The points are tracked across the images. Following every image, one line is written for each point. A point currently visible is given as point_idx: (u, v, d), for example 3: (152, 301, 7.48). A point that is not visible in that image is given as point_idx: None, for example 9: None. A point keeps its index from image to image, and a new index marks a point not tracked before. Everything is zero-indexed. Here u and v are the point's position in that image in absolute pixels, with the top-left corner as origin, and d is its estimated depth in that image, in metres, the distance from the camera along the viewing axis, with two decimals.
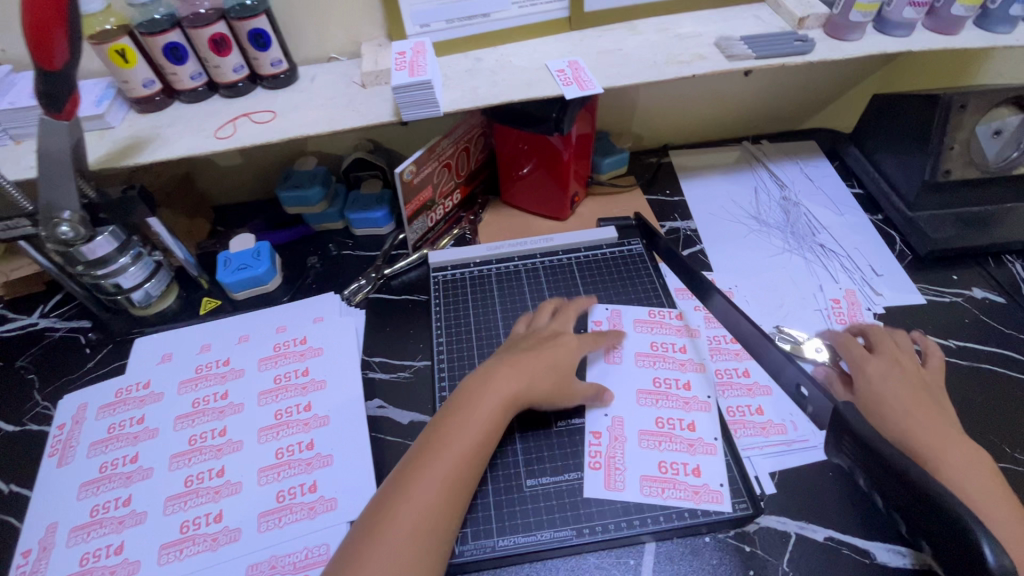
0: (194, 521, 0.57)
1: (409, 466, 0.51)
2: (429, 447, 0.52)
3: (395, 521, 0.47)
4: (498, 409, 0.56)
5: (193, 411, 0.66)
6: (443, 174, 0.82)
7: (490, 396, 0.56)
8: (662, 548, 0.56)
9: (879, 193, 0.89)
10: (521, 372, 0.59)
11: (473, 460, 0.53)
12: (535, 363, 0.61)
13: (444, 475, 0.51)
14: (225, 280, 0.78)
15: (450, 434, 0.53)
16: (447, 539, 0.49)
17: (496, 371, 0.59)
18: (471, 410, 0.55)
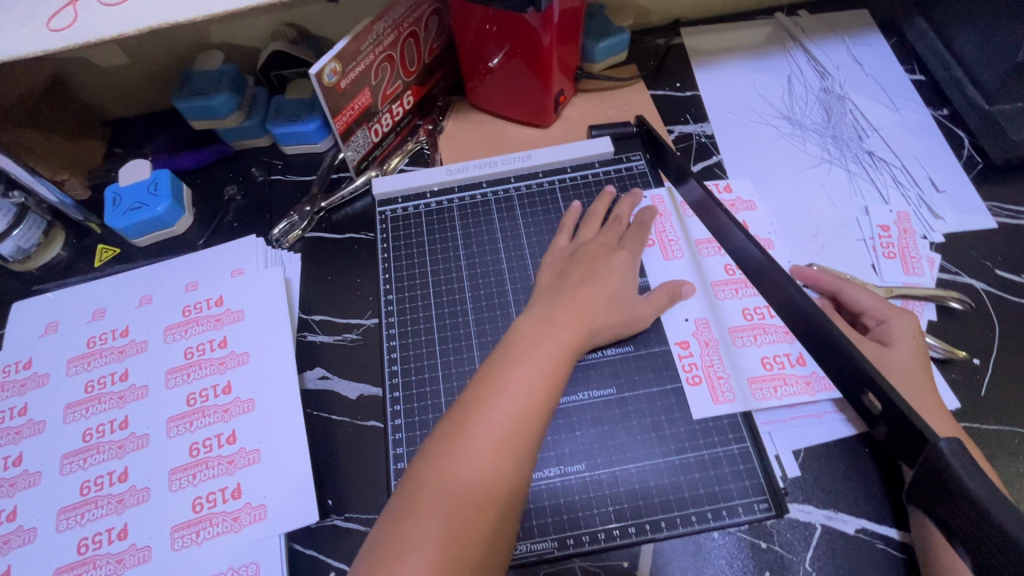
0: (94, 539, 0.47)
1: (429, 467, 0.40)
2: (452, 443, 0.41)
3: (412, 544, 0.37)
4: (538, 390, 0.43)
5: (86, 398, 0.53)
6: (384, 71, 0.62)
7: (523, 372, 0.43)
8: (662, 552, 0.45)
9: (948, 79, 0.69)
10: (553, 337, 0.45)
11: (513, 458, 0.40)
12: (559, 327, 0.46)
13: (476, 481, 0.39)
14: (117, 224, 0.62)
15: (478, 425, 0.41)
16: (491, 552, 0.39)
17: (524, 337, 0.46)
18: (499, 392, 0.42)
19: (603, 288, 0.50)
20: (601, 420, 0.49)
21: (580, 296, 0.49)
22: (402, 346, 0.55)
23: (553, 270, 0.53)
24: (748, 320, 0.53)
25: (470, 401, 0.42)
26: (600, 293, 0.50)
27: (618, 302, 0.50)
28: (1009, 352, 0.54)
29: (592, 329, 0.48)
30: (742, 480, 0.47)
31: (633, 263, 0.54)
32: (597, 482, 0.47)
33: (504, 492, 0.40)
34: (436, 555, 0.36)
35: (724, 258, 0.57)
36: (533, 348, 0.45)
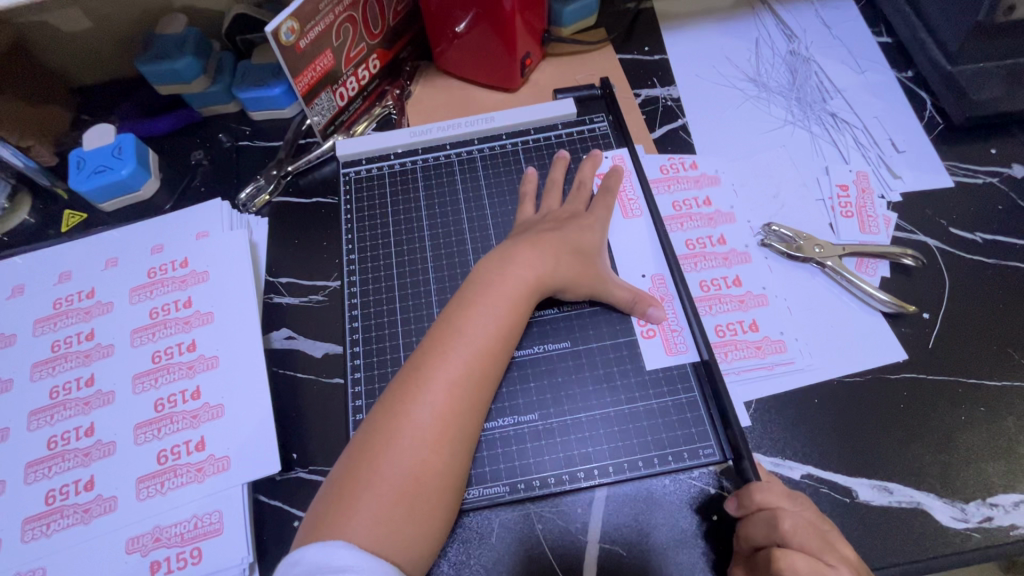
0: (61, 490, 0.48)
1: (389, 409, 0.41)
2: (410, 385, 0.42)
3: (373, 480, 0.39)
4: (492, 335, 0.45)
5: (53, 356, 0.54)
6: (347, 32, 0.62)
7: (478, 319, 0.45)
8: (614, 494, 0.47)
9: (913, 41, 0.69)
10: (508, 285, 0.47)
11: (469, 398, 0.42)
12: (510, 274, 0.48)
13: (434, 421, 0.41)
14: (81, 188, 0.62)
15: (435, 368, 0.43)
16: (451, 484, 0.41)
17: (479, 287, 0.47)
18: (456, 336, 0.44)
19: (557, 243, 0.51)
20: (555, 372, 0.50)
21: (537, 250, 0.50)
22: (364, 305, 0.56)
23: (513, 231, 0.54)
24: (705, 291, 0.56)
25: (427, 347, 0.44)
26: (557, 248, 0.51)
27: (578, 257, 0.51)
28: (959, 307, 0.55)
29: (554, 283, 0.49)
30: (690, 427, 0.48)
31: (591, 221, 0.54)
32: (548, 430, 0.48)
33: (460, 429, 0.42)
34: (397, 489, 0.39)
35: (686, 234, 0.59)
36: (488, 295, 0.46)
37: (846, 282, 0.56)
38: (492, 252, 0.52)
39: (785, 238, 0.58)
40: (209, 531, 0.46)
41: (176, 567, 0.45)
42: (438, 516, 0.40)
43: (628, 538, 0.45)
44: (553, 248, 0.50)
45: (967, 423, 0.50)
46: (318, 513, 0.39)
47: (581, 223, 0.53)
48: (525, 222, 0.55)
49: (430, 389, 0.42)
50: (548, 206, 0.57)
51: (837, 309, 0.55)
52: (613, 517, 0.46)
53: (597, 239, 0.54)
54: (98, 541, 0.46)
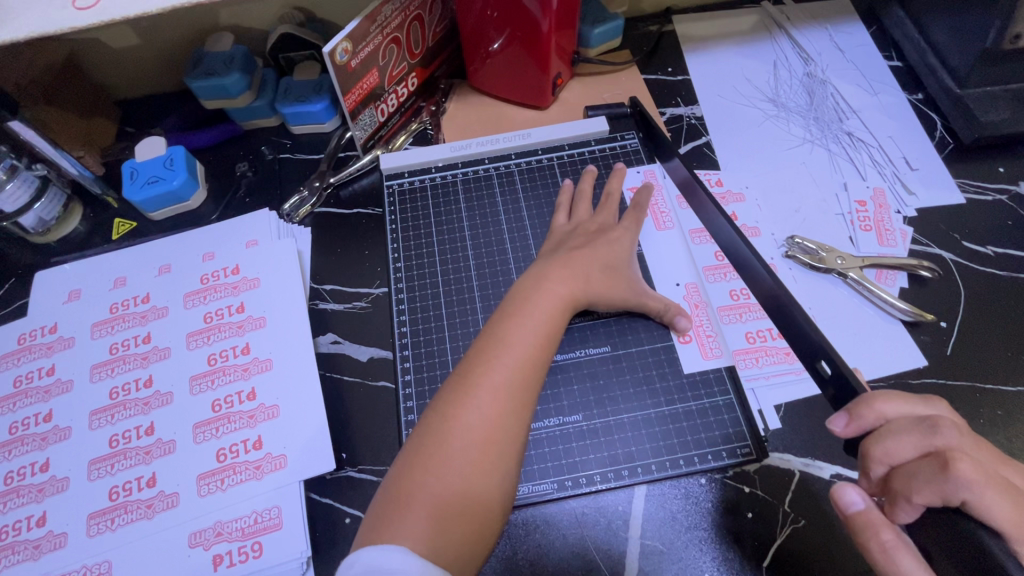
0: (124, 487, 0.50)
1: (439, 415, 0.43)
2: (458, 392, 0.44)
3: (425, 485, 0.40)
4: (535, 344, 0.46)
5: (111, 358, 0.56)
6: (392, 52, 0.65)
7: (521, 327, 0.46)
8: (655, 491, 0.49)
9: (923, 66, 0.73)
10: (547, 296, 0.49)
11: (515, 404, 0.43)
12: (552, 284, 0.50)
13: (483, 427, 0.42)
14: (134, 197, 0.64)
15: (482, 375, 0.44)
16: (500, 490, 0.42)
17: (521, 298, 0.49)
18: (501, 345, 0.45)
19: (595, 255, 0.53)
20: (596, 375, 0.53)
21: (573, 264, 0.52)
22: (411, 310, 0.59)
23: (548, 245, 0.57)
24: (735, 300, 0.57)
25: (473, 356, 0.46)
26: (596, 258, 0.53)
27: (614, 268, 0.54)
28: (974, 317, 0.58)
29: (593, 295, 0.52)
30: (725, 427, 0.51)
31: (629, 235, 0.57)
32: (592, 430, 0.51)
33: (508, 436, 0.43)
34: (447, 493, 0.40)
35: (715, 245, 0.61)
36: (529, 306, 0.48)
37: (867, 291, 0.59)
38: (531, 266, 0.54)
39: (809, 250, 0.61)
40: (269, 526, 0.49)
41: (238, 561, 0.47)
42: (487, 521, 0.41)
43: (671, 535, 0.47)
44: (586, 263, 0.52)
45: (986, 426, 0.53)
46: (373, 516, 0.40)
47: (622, 239, 0.56)
48: (557, 232, 0.58)
49: (479, 396, 0.43)
50: (579, 215, 0.59)
51: (859, 318, 0.58)
52: (656, 513, 0.48)
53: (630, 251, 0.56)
54: (162, 535, 0.48)
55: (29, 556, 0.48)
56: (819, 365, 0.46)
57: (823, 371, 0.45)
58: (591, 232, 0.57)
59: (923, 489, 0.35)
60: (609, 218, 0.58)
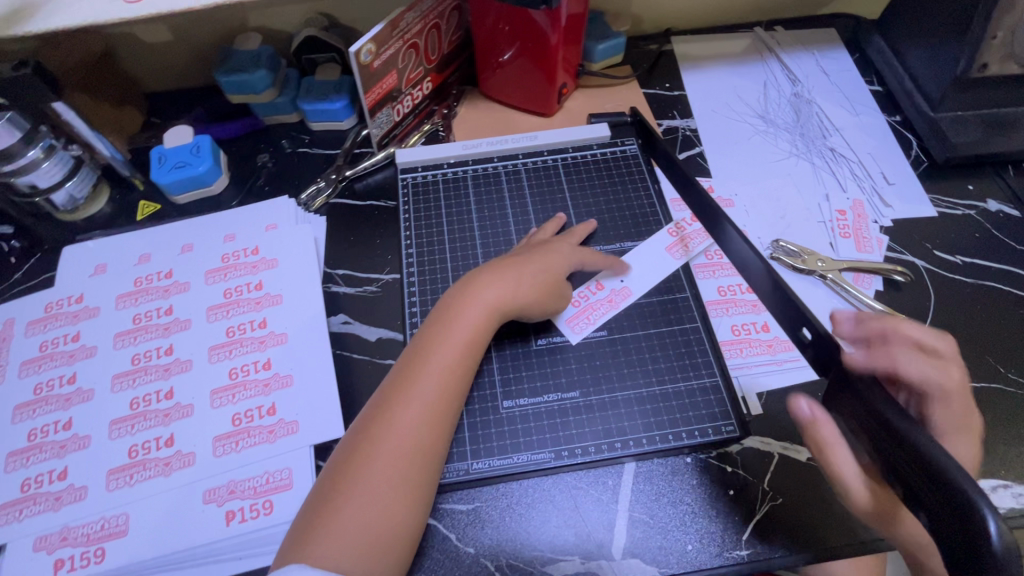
0: (143, 445, 0.53)
1: (359, 442, 0.45)
2: (379, 416, 0.46)
3: (343, 510, 0.43)
4: (450, 369, 0.49)
5: (134, 327, 0.60)
6: (409, 57, 0.70)
7: (440, 355, 0.49)
8: (642, 468, 0.53)
9: (900, 91, 0.79)
10: (469, 323, 0.52)
11: (432, 424, 0.47)
12: (474, 306, 0.53)
13: (401, 449, 0.45)
14: (161, 180, 0.68)
15: (401, 399, 0.47)
16: (422, 505, 0.45)
17: (440, 322, 0.52)
18: (420, 370, 0.49)
19: (523, 265, 0.56)
20: (593, 357, 0.57)
21: (501, 279, 0.54)
22: (422, 292, 0.63)
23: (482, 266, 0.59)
24: (722, 295, 0.62)
25: (394, 379, 0.48)
26: (528, 267, 0.56)
27: (548, 274, 0.56)
28: (942, 319, 0.63)
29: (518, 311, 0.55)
30: (713, 407, 0.55)
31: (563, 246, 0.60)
32: (588, 406, 0.55)
33: (427, 455, 0.46)
34: (366, 518, 0.43)
35: (706, 245, 0.65)
36: (451, 332, 0.51)
37: (844, 291, 0.63)
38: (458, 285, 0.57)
39: (791, 252, 0.66)
40: (279, 486, 0.51)
41: (249, 517, 0.50)
42: (407, 540, 0.44)
43: (653, 507, 0.52)
44: (517, 279, 0.54)
45: None
46: (291, 542, 0.42)
47: (554, 251, 0.58)
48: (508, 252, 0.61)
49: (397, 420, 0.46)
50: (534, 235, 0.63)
51: None
52: (642, 484, 0.53)
53: (569, 259, 0.59)
54: (178, 491, 0.51)
55: (51, 507, 0.50)
56: (799, 333, 0.44)
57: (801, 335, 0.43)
58: (525, 247, 0.59)
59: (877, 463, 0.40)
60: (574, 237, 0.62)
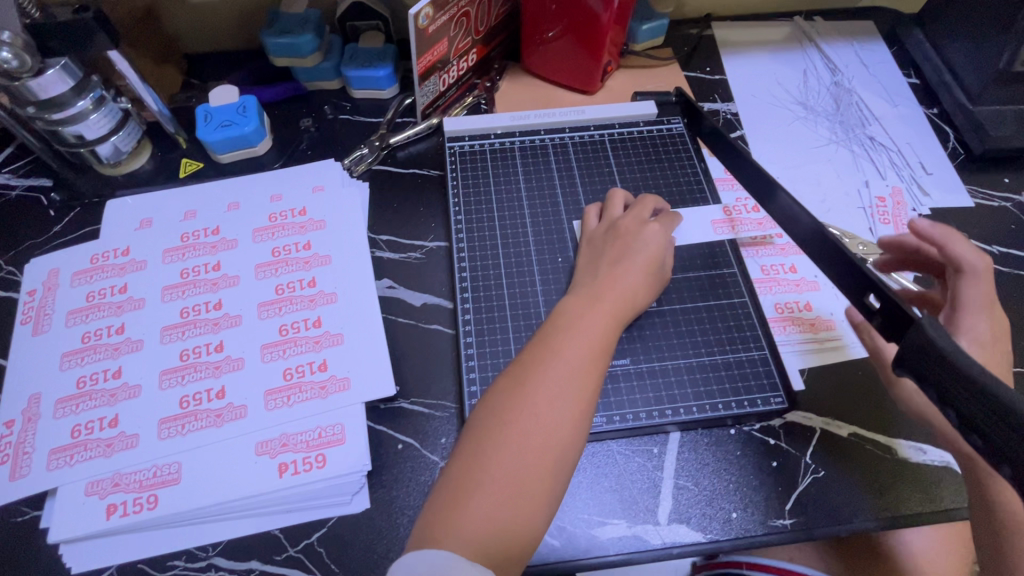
0: (194, 397, 0.53)
1: (493, 419, 0.45)
2: (510, 403, 0.45)
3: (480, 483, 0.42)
4: (590, 355, 0.48)
5: (182, 282, 0.59)
6: (460, 26, 0.70)
7: (570, 347, 0.48)
8: (687, 437, 0.54)
9: (939, 84, 0.80)
10: (595, 319, 0.50)
11: (570, 411, 0.45)
12: (604, 304, 0.52)
13: (536, 430, 0.44)
14: (207, 138, 0.68)
15: (537, 381, 0.46)
16: (554, 494, 0.43)
17: (571, 312, 0.51)
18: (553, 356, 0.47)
19: (637, 261, 0.56)
20: (641, 328, 0.58)
21: (620, 277, 0.54)
22: (472, 261, 0.63)
23: (587, 254, 0.59)
24: (766, 274, 0.63)
25: (529, 360, 0.48)
26: (638, 263, 0.56)
27: (653, 265, 0.57)
28: None
29: (635, 307, 0.54)
30: (763, 378, 0.55)
31: (658, 231, 0.58)
32: (638, 373, 0.56)
33: (564, 442, 0.44)
34: (500, 496, 0.41)
35: (752, 225, 0.65)
36: (578, 327, 0.49)
37: None
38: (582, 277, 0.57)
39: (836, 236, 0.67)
40: (331, 441, 0.51)
41: (303, 469, 0.50)
42: (534, 536, 0.42)
43: (699, 475, 0.53)
44: (631, 278, 0.54)
45: None
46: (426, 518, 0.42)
47: (654, 235, 0.58)
48: (591, 232, 0.61)
49: (537, 401, 0.45)
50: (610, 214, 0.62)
51: None
52: (687, 454, 0.54)
53: (664, 240, 0.59)
54: (231, 442, 0.51)
55: (102, 453, 0.50)
56: (866, 299, 0.44)
57: (869, 304, 0.44)
58: (625, 236, 0.58)
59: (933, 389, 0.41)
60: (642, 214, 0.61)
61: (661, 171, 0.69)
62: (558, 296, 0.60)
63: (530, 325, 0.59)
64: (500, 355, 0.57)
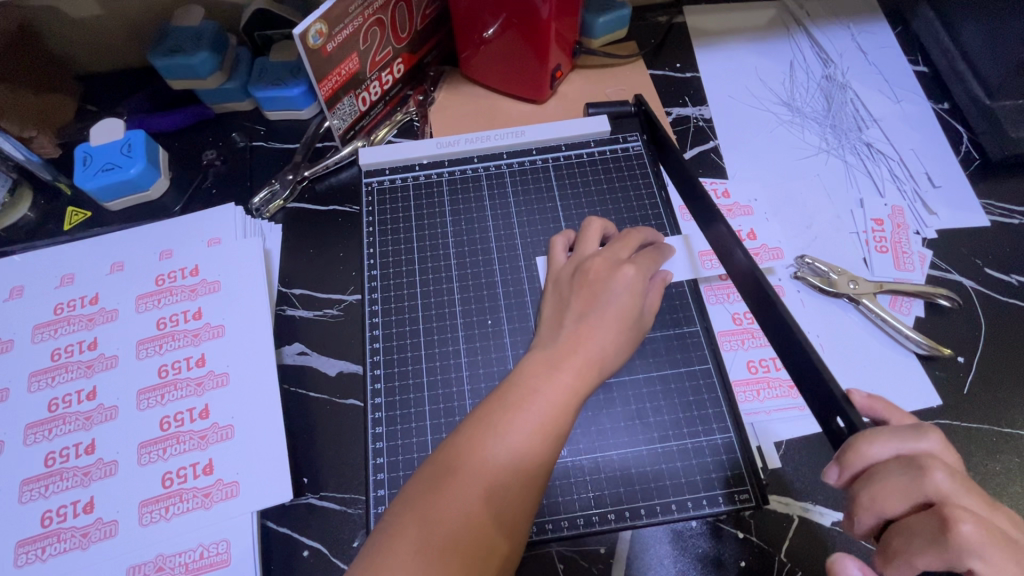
0: (58, 512, 0.45)
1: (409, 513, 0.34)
2: (435, 491, 0.35)
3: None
4: (543, 436, 0.37)
5: (52, 366, 0.51)
6: (374, 35, 0.59)
7: (519, 427, 0.37)
8: (638, 537, 0.46)
9: (951, 73, 0.68)
10: (558, 387, 0.39)
11: (506, 512, 0.35)
12: (569, 371, 0.40)
13: (462, 535, 0.33)
14: (86, 185, 0.59)
15: (471, 467, 0.35)
16: None
17: (528, 377, 0.40)
18: (495, 434, 0.36)
19: (610, 314, 0.44)
20: (585, 405, 0.49)
21: (587, 331, 0.43)
22: (385, 312, 0.54)
23: (552, 296, 0.47)
24: (737, 325, 0.54)
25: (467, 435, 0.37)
26: (611, 317, 0.44)
27: (630, 321, 0.45)
28: (995, 353, 0.53)
29: (602, 374, 0.42)
30: (724, 467, 0.47)
31: (634, 274, 0.46)
32: (579, 468, 0.47)
33: (493, 552, 0.34)
34: None
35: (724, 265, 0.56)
36: (536, 396, 0.38)
37: (880, 321, 0.54)
38: (544, 325, 0.45)
39: (821, 272, 0.56)
40: (215, 562, 0.44)
41: None
42: None
43: None
44: (602, 336, 0.43)
45: (1002, 473, 0.48)
46: None
47: (629, 281, 0.46)
48: (557, 272, 0.49)
49: (468, 496, 0.34)
50: (582, 250, 0.50)
51: (869, 349, 0.54)
52: (636, 561, 0.45)
53: (642, 290, 0.46)
54: (96, 569, 0.44)
55: None
56: (835, 423, 0.39)
57: (838, 428, 0.39)
58: (595, 281, 0.46)
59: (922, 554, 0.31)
60: (619, 253, 0.49)
61: (614, 203, 0.59)
62: (487, 367, 0.51)
63: (451, 408, 0.50)
64: (413, 451, 0.48)
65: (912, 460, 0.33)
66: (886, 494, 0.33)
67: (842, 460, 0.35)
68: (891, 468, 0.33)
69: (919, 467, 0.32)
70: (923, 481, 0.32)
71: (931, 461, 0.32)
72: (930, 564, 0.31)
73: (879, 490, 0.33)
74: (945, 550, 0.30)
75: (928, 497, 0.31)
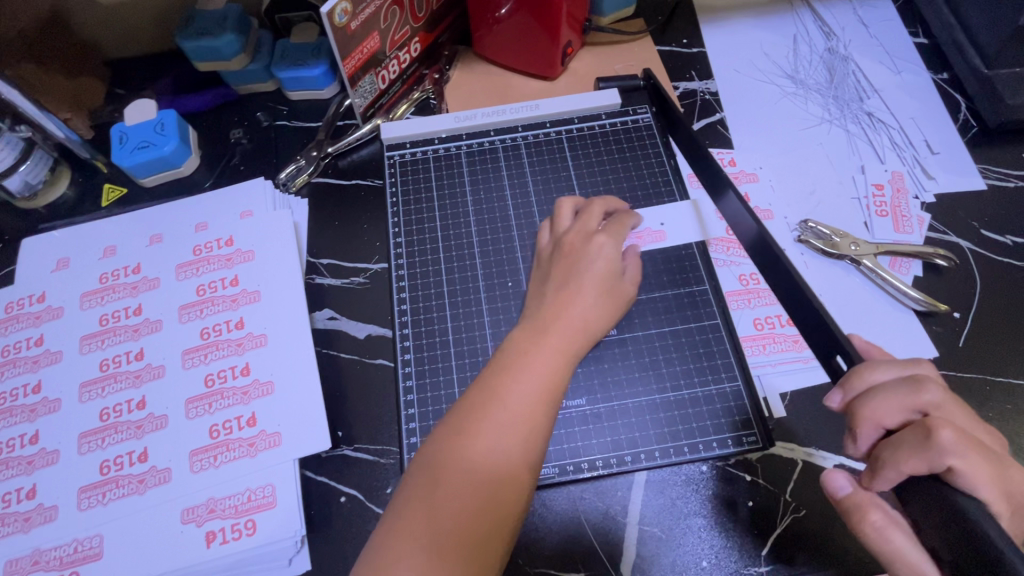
0: (115, 461, 0.49)
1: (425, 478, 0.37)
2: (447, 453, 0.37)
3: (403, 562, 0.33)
4: (541, 395, 0.40)
5: (102, 330, 0.55)
6: (393, 15, 0.62)
7: (523, 379, 0.40)
8: (654, 478, 0.49)
9: (950, 43, 0.70)
10: (548, 352, 0.42)
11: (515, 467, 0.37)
12: (558, 336, 0.44)
13: (474, 491, 0.36)
14: (124, 162, 0.62)
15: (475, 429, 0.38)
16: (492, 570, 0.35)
17: (516, 345, 0.43)
18: (498, 397, 0.39)
19: (588, 282, 0.47)
20: (602, 359, 0.52)
21: (569, 303, 0.46)
22: (410, 277, 0.58)
23: (537, 276, 0.51)
24: (744, 285, 0.57)
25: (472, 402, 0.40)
26: (591, 285, 0.47)
27: (608, 286, 0.48)
28: (989, 308, 0.56)
29: (588, 337, 0.46)
30: (732, 415, 0.50)
31: (607, 243, 0.50)
32: (596, 416, 0.50)
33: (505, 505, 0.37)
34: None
35: None
36: (530, 362, 0.41)
37: (880, 279, 0.57)
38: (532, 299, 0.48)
39: (823, 235, 0.59)
40: (262, 504, 0.48)
41: (231, 538, 0.46)
42: None
43: (669, 522, 0.48)
44: (582, 301, 0.46)
45: (995, 418, 0.51)
46: None
47: (602, 250, 0.49)
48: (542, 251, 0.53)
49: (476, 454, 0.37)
50: (559, 227, 0.53)
51: (870, 307, 0.57)
52: (652, 501, 0.49)
53: (616, 256, 0.50)
54: (154, 511, 0.47)
55: (19, 529, 0.47)
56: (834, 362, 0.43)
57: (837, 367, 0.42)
58: (572, 254, 0.49)
59: (910, 461, 0.33)
60: (591, 224, 0.51)
61: (626, 172, 0.62)
62: (508, 327, 0.54)
63: (475, 363, 0.53)
64: (442, 403, 0.52)
65: (908, 379, 0.35)
66: (883, 406, 0.35)
67: (846, 383, 0.37)
68: (893, 383, 0.35)
69: (915, 384, 0.35)
70: (915, 392, 0.34)
71: (925, 378, 0.35)
72: (915, 469, 0.32)
73: (878, 404, 0.35)
74: (933, 452, 0.32)
75: (922, 407, 0.34)
